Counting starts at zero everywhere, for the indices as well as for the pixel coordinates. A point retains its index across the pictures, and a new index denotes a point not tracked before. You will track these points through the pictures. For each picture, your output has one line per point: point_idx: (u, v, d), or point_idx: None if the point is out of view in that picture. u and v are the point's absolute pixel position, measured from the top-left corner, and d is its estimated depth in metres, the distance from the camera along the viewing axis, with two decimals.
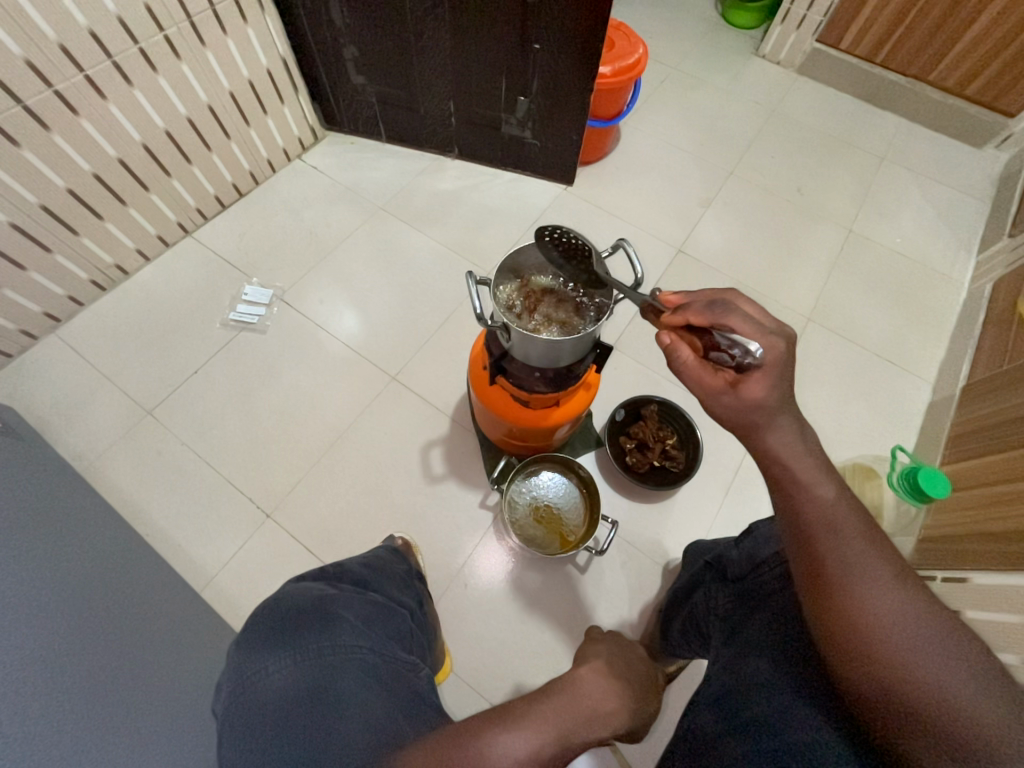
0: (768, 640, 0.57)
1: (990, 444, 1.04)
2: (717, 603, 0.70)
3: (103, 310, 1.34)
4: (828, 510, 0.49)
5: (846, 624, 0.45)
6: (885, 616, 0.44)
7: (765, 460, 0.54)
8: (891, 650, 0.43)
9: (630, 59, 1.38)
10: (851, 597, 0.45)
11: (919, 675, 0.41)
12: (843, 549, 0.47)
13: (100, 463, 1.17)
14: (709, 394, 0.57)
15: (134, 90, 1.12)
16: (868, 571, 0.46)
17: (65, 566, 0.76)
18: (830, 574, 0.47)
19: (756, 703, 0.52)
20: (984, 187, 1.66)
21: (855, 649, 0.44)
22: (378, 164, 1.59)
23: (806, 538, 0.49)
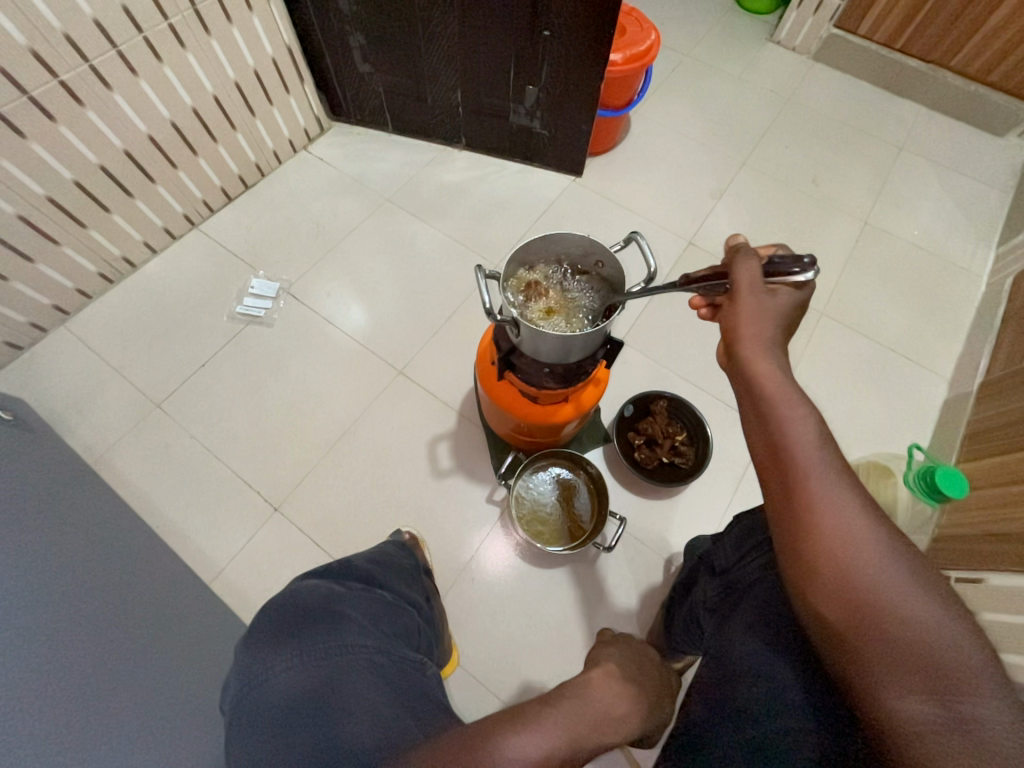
0: (753, 623, 0.56)
1: (1006, 443, 1.02)
2: (707, 596, 0.69)
3: (111, 303, 1.34)
4: (807, 438, 0.47)
5: (824, 562, 0.43)
6: (863, 551, 0.42)
7: (748, 383, 0.52)
8: (867, 589, 0.41)
9: (642, 46, 1.35)
10: (829, 534, 0.43)
11: (894, 612, 0.40)
12: (823, 482, 0.45)
13: (110, 456, 1.18)
14: (754, 286, 0.56)
15: (139, 80, 1.11)
16: (847, 505, 0.44)
17: (77, 558, 0.76)
18: (809, 509, 0.45)
19: (743, 695, 0.51)
20: (1005, 177, 1.61)
21: (832, 588, 0.43)
22: (385, 155, 1.57)
23: (784, 472, 0.47)
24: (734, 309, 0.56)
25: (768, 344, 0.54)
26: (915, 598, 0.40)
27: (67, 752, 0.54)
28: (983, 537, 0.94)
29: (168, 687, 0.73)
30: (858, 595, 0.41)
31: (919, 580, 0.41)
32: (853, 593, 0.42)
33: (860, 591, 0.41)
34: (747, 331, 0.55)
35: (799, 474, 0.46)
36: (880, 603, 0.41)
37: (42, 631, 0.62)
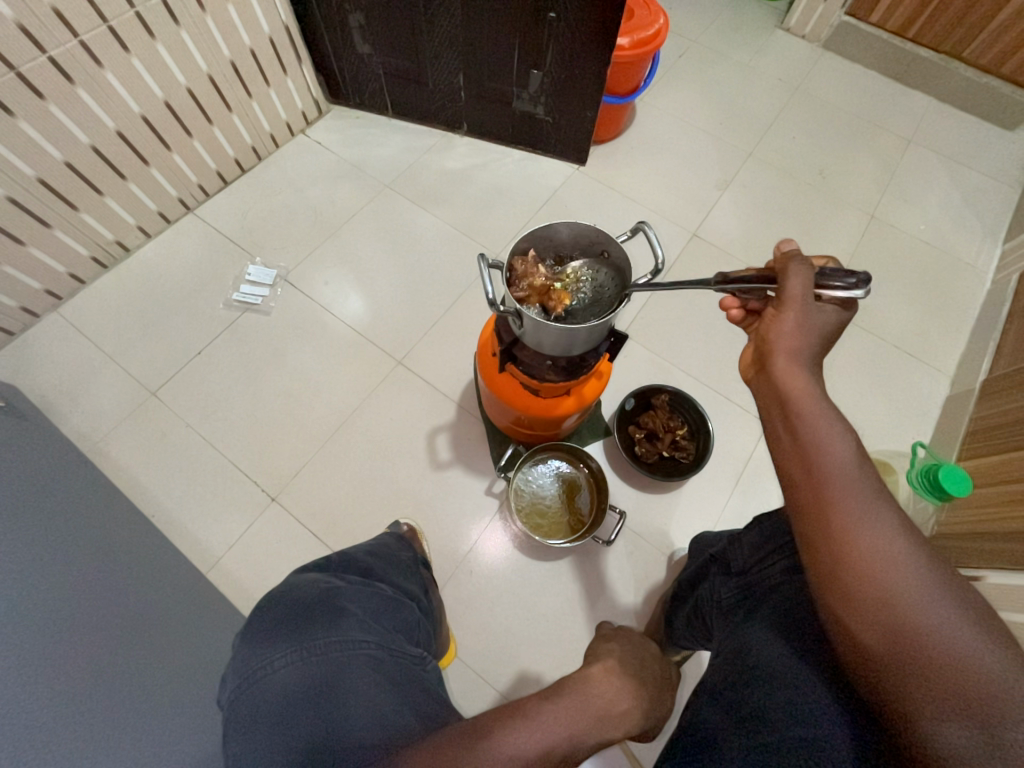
0: (773, 633, 0.56)
1: (1009, 442, 1.01)
2: (721, 597, 0.69)
3: (104, 288, 1.31)
4: (843, 461, 0.48)
5: (858, 582, 0.43)
6: (900, 573, 0.42)
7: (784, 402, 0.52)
8: (903, 610, 0.41)
9: (649, 30, 1.31)
10: (863, 554, 0.44)
11: (932, 634, 0.40)
12: (855, 500, 0.46)
13: (104, 444, 1.16)
14: (804, 298, 0.56)
15: (131, 57, 1.08)
16: (881, 524, 0.45)
17: (69, 548, 0.75)
18: (842, 528, 0.45)
19: (754, 697, 0.51)
20: (1013, 172, 1.59)
21: (866, 608, 0.43)
22: (385, 140, 1.54)
23: (817, 489, 0.48)
24: (779, 320, 0.57)
25: (805, 361, 0.55)
26: (954, 621, 0.40)
27: (61, 746, 0.54)
28: (983, 535, 0.94)
29: (163, 678, 0.72)
30: (894, 617, 0.41)
31: (959, 603, 0.41)
32: (888, 614, 0.42)
33: (896, 613, 0.41)
34: (790, 344, 0.55)
35: (833, 495, 0.46)
36: (917, 624, 0.41)
37: (34, 622, 0.61)
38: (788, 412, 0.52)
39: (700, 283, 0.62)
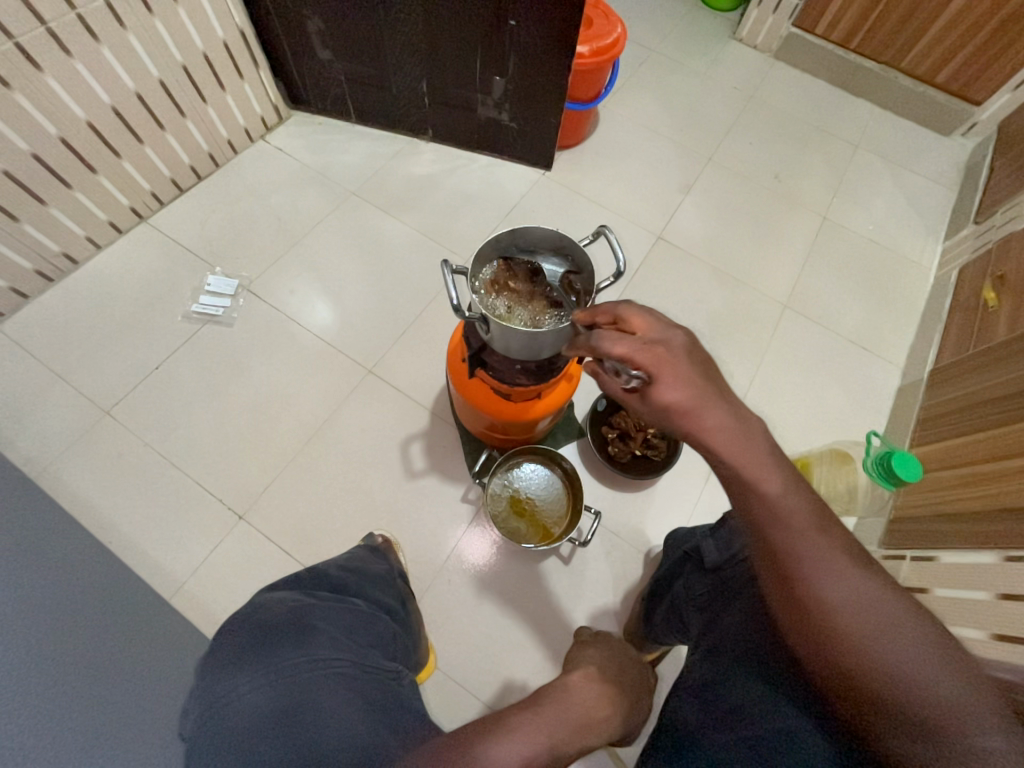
0: (744, 627, 0.57)
1: (960, 426, 1.07)
2: (696, 592, 0.70)
3: (52, 303, 1.25)
4: (779, 504, 0.46)
5: (824, 638, 0.43)
6: (851, 613, 0.42)
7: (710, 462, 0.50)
8: (868, 656, 0.41)
9: (608, 39, 1.34)
10: (823, 608, 0.43)
11: (900, 675, 0.40)
12: (806, 554, 0.45)
13: (55, 467, 1.10)
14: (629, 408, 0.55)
15: (73, 61, 1.03)
16: (835, 573, 0.44)
17: (15, 581, 0.71)
18: (800, 586, 0.44)
19: (731, 693, 0.53)
20: (950, 175, 1.70)
21: (834, 658, 0.42)
22: (348, 147, 1.51)
23: (770, 548, 0.46)
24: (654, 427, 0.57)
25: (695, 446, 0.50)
26: (910, 647, 0.40)
27: None
28: (938, 517, 0.98)
29: (120, 715, 0.68)
30: (861, 664, 0.41)
31: (920, 638, 0.41)
32: (857, 663, 0.41)
33: (862, 661, 0.41)
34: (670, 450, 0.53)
35: (776, 542, 0.46)
36: (885, 669, 0.40)
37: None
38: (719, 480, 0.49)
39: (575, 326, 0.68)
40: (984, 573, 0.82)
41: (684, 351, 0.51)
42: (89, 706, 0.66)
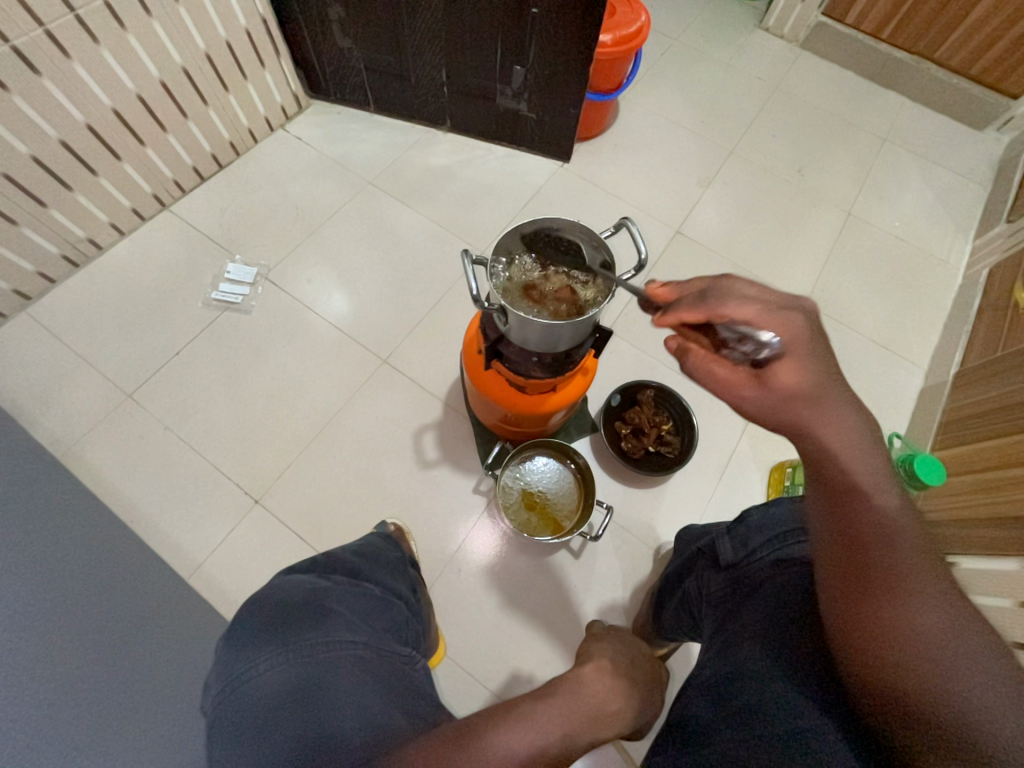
0: (764, 626, 0.57)
1: (984, 430, 1.04)
2: (710, 588, 0.69)
3: (76, 287, 1.27)
4: (872, 508, 0.48)
5: (881, 636, 0.43)
6: (915, 621, 0.42)
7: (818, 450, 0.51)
8: (922, 662, 0.41)
9: (631, 28, 1.32)
10: (890, 608, 0.43)
11: (954, 688, 0.39)
12: (879, 543, 0.46)
13: (78, 448, 1.13)
14: (728, 385, 0.55)
15: (101, 48, 1.04)
16: (913, 580, 0.43)
17: (42, 557, 0.73)
18: (872, 582, 0.44)
19: (748, 690, 0.52)
20: (983, 170, 1.64)
21: (885, 656, 0.42)
22: (367, 136, 1.52)
23: (848, 541, 0.47)
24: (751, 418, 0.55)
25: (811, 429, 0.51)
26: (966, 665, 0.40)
27: None
28: (961, 522, 0.96)
29: (140, 689, 0.70)
30: (915, 669, 0.41)
31: (986, 661, 0.40)
32: (909, 667, 0.41)
33: (911, 663, 0.41)
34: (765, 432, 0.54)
35: (856, 535, 0.47)
36: (940, 679, 0.40)
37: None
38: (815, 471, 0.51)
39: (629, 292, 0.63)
40: (1006, 580, 0.80)
41: (806, 342, 0.52)
42: (111, 679, 0.68)
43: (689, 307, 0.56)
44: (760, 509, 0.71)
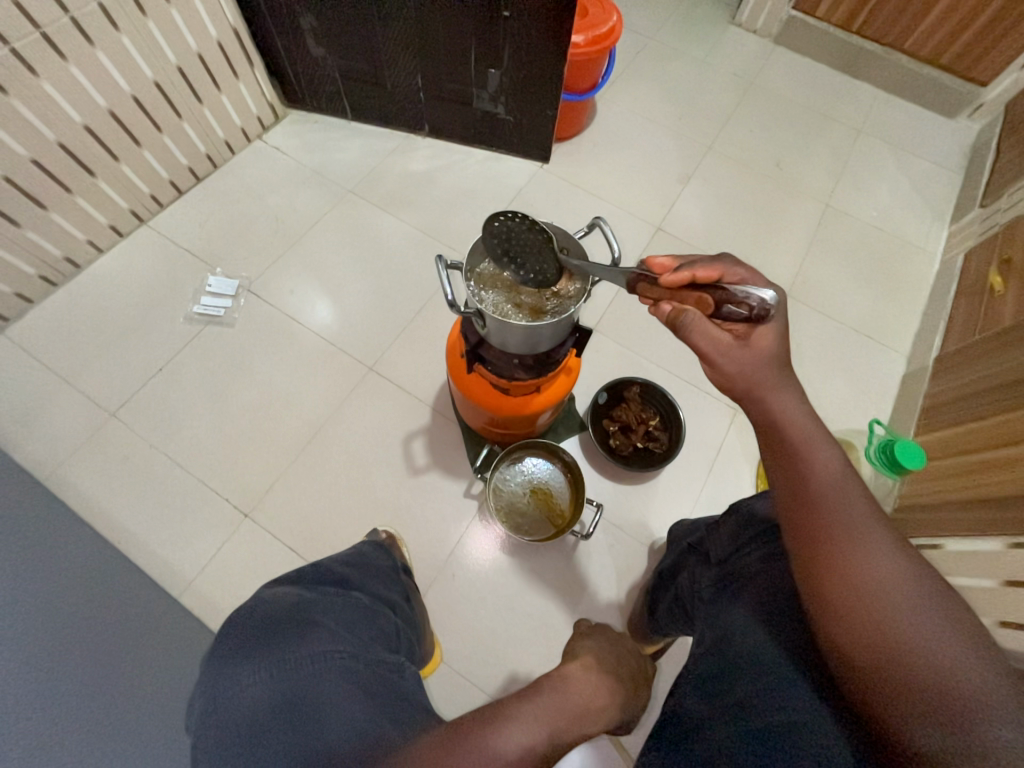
0: (755, 618, 0.57)
1: (964, 413, 1.06)
2: (702, 585, 0.70)
3: (55, 307, 1.26)
4: (834, 474, 0.50)
5: (838, 587, 0.45)
6: (884, 590, 0.43)
7: (772, 422, 0.55)
8: (892, 628, 0.42)
9: (604, 28, 1.33)
10: (845, 561, 0.46)
11: (912, 637, 0.41)
12: (844, 511, 0.48)
13: (63, 469, 1.12)
14: (723, 345, 0.58)
15: (69, 65, 1.03)
16: (864, 533, 0.47)
17: (25, 581, 0.72)
18: (828, 538, 0.47)
19: (741, 683, 0.52)
20: (956, 157, 1.67)
21: (843, 606, 0.44)
22: (346, 144, 1.51)
23: (802, 500, 0.50)
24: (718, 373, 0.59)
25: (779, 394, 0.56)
26: (935, 627, 0.41)
27: None
28: (945, 504, 0.97)
29: (129, 711, 0.69)
30: (885, 633, 0.42)
31: (954, 625, 0.41)
32: (866, 613, 0.43)
33: (884, 629, 0.42)
34: (739, 389, 0.58)
35: (823, 506, 0.49)
36: (896, 624, 0.42)
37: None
38: (774, 435, 0.55)
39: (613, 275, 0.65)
40: (990, 560, 0.81)
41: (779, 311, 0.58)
42: (99, 702, 0.67)
43: (703, 268, 0.60)
44: (745, 503, 0.71)
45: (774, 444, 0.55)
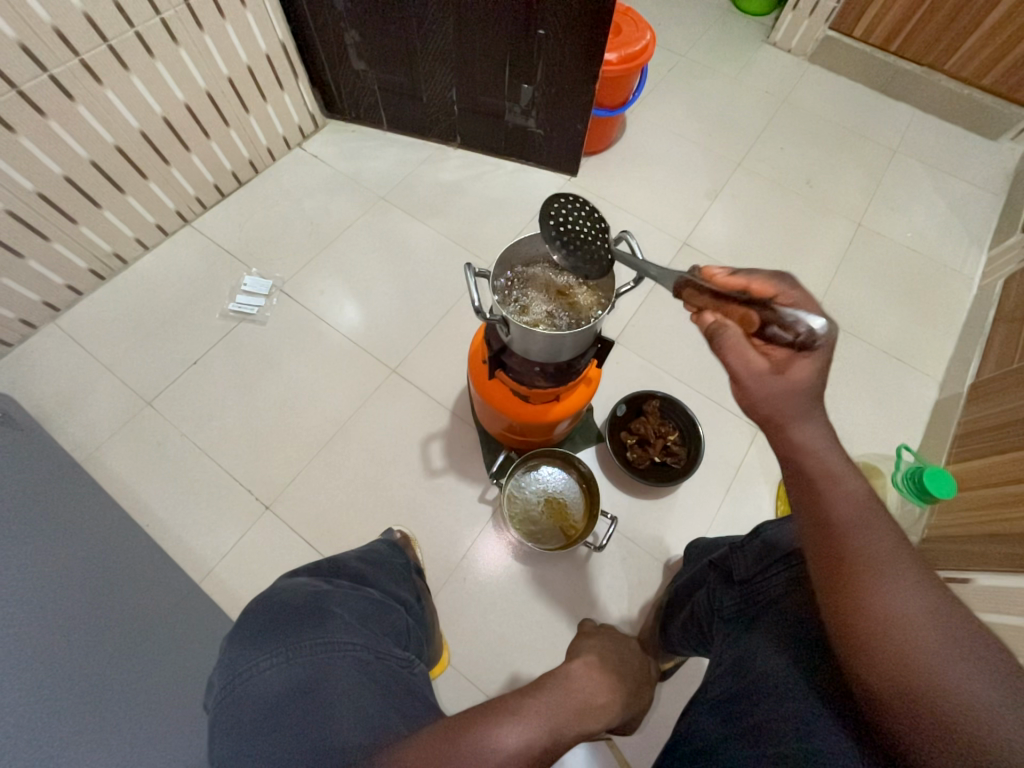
0: (780, 641, 0.56)
1: (1001, 443, 1.02)
2: (722, 603, 0.68)
3: (102, 299, 1.33)
4: (854, 507, 0.48)
5: (866, 623, 0.43)
6: (913, 629, 0.42)
7: (791, 454, 0.52)
8: (924, 669, 0.40)
9: (637, 46, 1.35)
10: (866, 595, 0.44)
11: (947, 680, 0.39)
12: (866, 546, 0.46)
13: (99, 453, 1.17)
14: (755, 372, 0.55)
15: (131, 74, 1.10)
16: (893, 569, 0.45)
17: (60, 558, 0.76)
18: (852, 571, 0.46)
19: (763, 707, 0.51)
20: (997, 180, 1.63)
21: (868, 645, 0.43)
22: (380, 153, 1.56)
23: (825, 531, 0.48)
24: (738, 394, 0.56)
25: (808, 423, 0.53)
26: (971, 671, 0.39)
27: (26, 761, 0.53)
28: (976, 537, 0.93)
29: (147, 690, 0.72)
30: (915, 674, 0.40)
31: (990, 667, 0.39)
32: (893, 655, 0.41)
33: (917, 670, 0.40)
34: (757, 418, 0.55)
35: (844, 541, 0.47)
36: (927, 666, 0.40)
37: (13, 639, 0.61)
38: (788, 462, 0.53)
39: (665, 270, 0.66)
40: (1020, 596, 0.78)
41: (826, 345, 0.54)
42: (123, 677, 0.70)
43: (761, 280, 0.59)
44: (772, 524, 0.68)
45: (794, 477, 0.52)
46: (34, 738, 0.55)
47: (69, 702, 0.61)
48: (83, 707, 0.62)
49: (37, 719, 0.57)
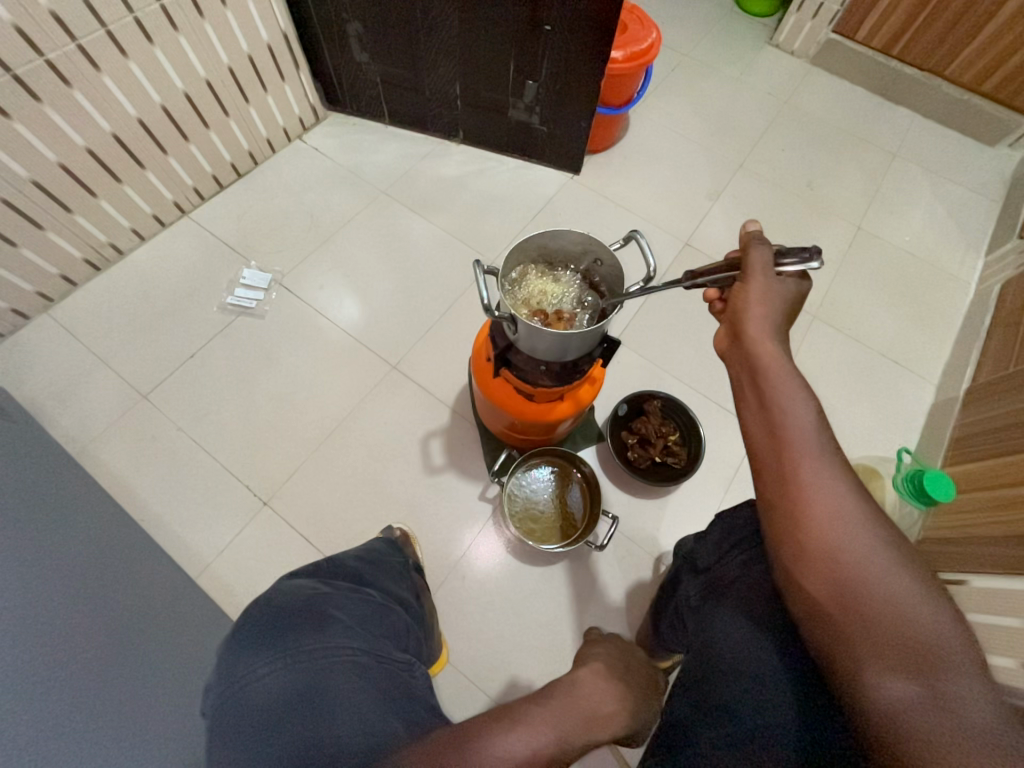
0: (736, 621, 0.58)
1: (998, 446, 1.02)
2: (690, 593, 0.70)
3: (96, 290, 1.31)
4: (803, 422, 0.51)
5: (810, 535, 0.47)
6: (849, 537, 0.45)
7: (753, 361, 0.56)
8: (861, 582, 0.44)
9: (642, 44, 1.34)
10: (809, 507, 0.47)
11: (878, 591, 0.43)
12: (815, 459, 0.49)
13: (93, 447, 1.15)
14: (764, 271, 0.58)
15: (128, 61, 1.08)
16: (835, 484, 0.48)
17: (56, 556, 0.74)
18: (798, 481, 0.49)
19: (726, 689, 0.53)
20: (995, 186, 1.64)
21: (817, 561, 0.46)
22: (381, 147, 1.55)
23: (780, 463, 0.50)
24: (744, 292, 0.58)
25: (774, 331, 0.57)
26: (898, 584, 0.43)
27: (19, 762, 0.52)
28: (971, 538, 0.95)
29: (144, 690, 0.70)
30: (852, 585, 0.44)
31: (913, 581, 0.43)
32: (840, 570, 0.45)
33: (855, 581, 0.44)
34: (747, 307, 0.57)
35: (795, 454, 0.49)
36: (860, 577, 0.44)
37: (2, 636, 0.60)
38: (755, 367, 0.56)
39: (672, 284, 0.65)
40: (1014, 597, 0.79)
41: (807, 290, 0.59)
42: (120, 675, 0.69)
43: None
44: (731, 512, 0.71)
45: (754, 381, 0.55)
46: (24, 740, 0.54)
47: (63, 701, 0.60)
48: (74, 707, 0.61)
49: (29, 719, 0.56)
